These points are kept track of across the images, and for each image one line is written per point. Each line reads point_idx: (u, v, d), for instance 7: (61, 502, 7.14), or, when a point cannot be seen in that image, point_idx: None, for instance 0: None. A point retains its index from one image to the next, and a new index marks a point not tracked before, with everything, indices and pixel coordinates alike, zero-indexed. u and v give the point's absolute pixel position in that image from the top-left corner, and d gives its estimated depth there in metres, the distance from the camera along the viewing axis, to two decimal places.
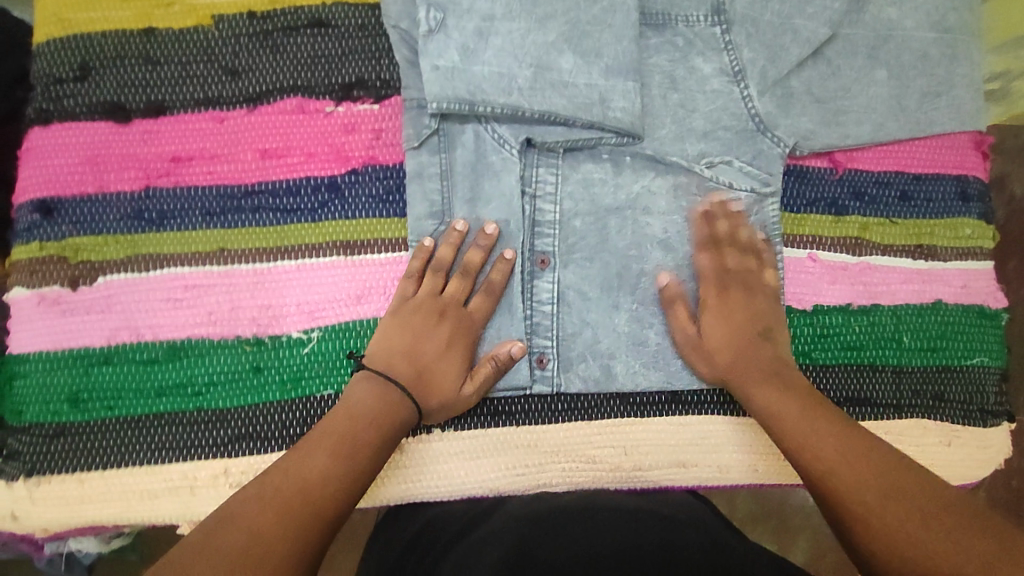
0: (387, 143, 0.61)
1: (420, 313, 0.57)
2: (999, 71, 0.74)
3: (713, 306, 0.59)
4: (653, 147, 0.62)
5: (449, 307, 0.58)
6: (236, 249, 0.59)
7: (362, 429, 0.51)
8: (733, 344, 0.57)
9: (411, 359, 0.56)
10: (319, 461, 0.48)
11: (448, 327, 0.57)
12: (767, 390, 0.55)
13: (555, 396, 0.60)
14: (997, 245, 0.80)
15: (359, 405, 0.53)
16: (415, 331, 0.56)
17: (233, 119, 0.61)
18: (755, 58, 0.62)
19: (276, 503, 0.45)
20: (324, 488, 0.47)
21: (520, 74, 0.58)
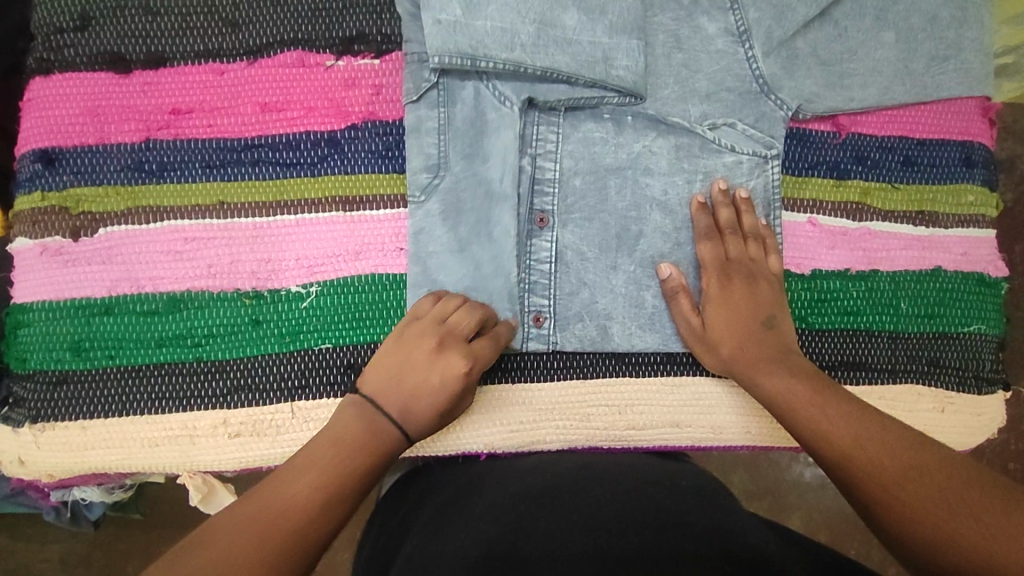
0: (387, 99, 0.61)
1: (418, 344, 0.53)
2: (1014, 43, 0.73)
3: (718, 294, 0.58)
4: (655, 108, 0.62)
5: (450, 338, 0.54)
6: (236, 202, 0.59)
7: (347, 455, 0.48)
8: (738, 332, 0.56)
9: (404, 394, 0.52)
10: (303, 486, 0.46)
11: (449, 361, 0.53)
12: (773, 377, 0.53)
13: (551, 354, 0.60)
14: (1005, 224, 0.84)
15: (348, 429, 0.50)
16: (412, 362, 0.53)
17: (233, 72, 0.60)
18: (761, 18, 0.62)
19: (255, 526, 0.43)
20: (304, 517, 0.44)
21: (524, 30, 0.58)
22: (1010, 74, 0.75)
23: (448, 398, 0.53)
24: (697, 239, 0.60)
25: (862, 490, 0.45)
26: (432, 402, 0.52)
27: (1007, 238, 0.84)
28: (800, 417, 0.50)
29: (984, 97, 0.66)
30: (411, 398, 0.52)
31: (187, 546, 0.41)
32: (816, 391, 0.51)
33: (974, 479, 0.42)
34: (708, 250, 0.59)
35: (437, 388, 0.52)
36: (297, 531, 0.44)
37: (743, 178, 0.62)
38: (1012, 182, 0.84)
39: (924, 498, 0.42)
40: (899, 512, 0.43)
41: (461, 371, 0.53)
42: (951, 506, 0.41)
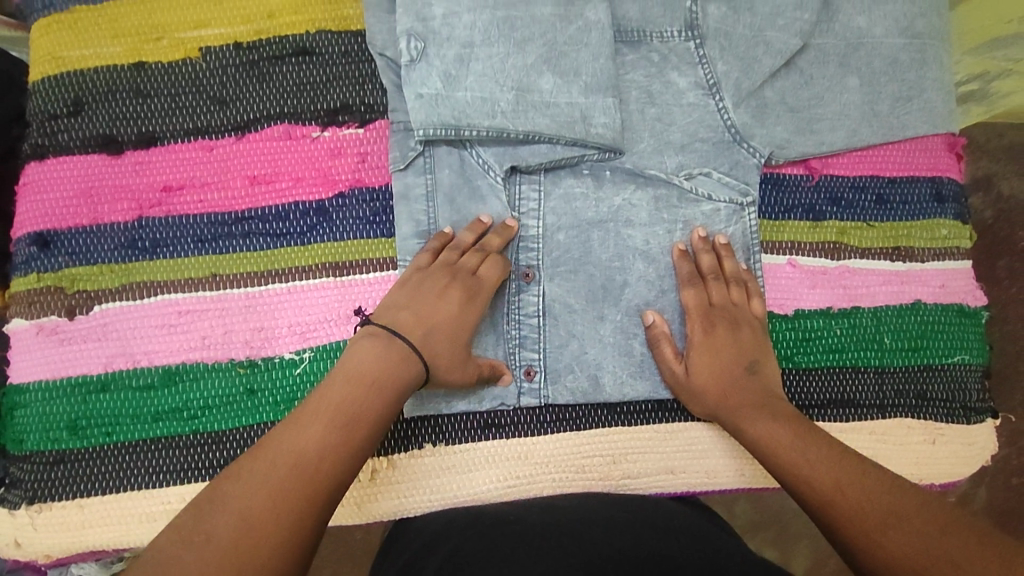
0: (373, 165, 0.63)
1: (426, 283, 0.56)
2: (977, 73, 0.78)
3: (702, 339, 0.59)
4: (633, 161, 0.64)
5: (459, 274, 0.57)
6: (228, 273, 0.61)
7: (359, 393, 0.50)
8: (720, 379, 0.57)
9: (418, 319, 0.54)
10: (315, 432, 0.47)
11: (455, 291, 0.56)
12: (757, 421, 0.55)
13: (544, 407, 0.61)
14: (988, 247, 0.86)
15: (360, 369, 0.51)
16: (427, 295, 0.55)
17: (222, 147, 0.62)
18: (729, 70, 0.66)
19: (273, 482, 0.44)
20: (319, 464, 0.46)
21: (502, 98, 0.61)
22: (977, 101, 0.79)
23: (460, 332, 0.56)
24: (680, 284, 0.61)
25: (847, 540, 0.45)
26: (447, 332, 0.55)
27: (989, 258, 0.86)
28: (785, 462, 0.51)
29: (949, 134, 0.70)
30: (428, 331, 0.54)
31: (200, 511, 0.44)
32: (799, 432, 0.53)
33: (959, 533, 0.42)
34: (692, 295, 0.60)
35: (451, 322, 0.55)
36: (314, 486, 0.45)
37: (721, 224, 0.64)
38: (988, 202, 0.87)
39: (903, 544, 0.43)
40: (880, 558, 0.43)
41: (468, 301, 0.56)
42: (929, 555, 0.42)
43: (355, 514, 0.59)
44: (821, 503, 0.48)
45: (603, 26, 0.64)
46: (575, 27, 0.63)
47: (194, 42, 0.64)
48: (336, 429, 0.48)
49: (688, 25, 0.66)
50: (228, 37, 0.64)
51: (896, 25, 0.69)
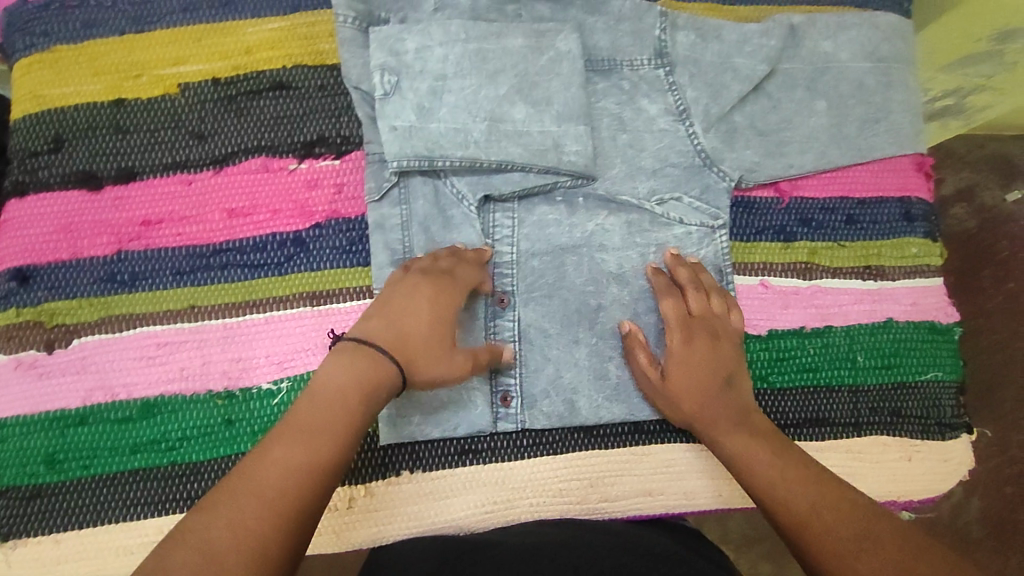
0: (349, 196, 0.64)
1: (399, 288, 0.54)
2: (951, 89, 0.83)
3: (680, 350, 0.58)
4: (605, 187, 0.65)
5: (433, 275, 0.55)
6: (207, 304, 0.62)
7: (332, 406, 0.46)
8: (700, 393, 0.57)
9: (388, 322, 0.51)
10: (284, 451, 0.44)
11: (431, 295, 0.54)
12: (736, 438, 0.55)
13: (520, 432, 0.61)
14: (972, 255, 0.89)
15: (331, 383, 0.47)
16: (398, 300, 0.53)
17: (201, 181, 0.64)
18: (698, 96, 0.67)
19: (243, 508, 0.41)
20: (289, 482, 0.43)
21: (475, 128, 0.62)
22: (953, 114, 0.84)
23: (439, 333, 0.53)
24: (659, 296, 0.62)
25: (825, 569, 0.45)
26: (427, 338, 0.52)
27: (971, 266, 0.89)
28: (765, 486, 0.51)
29: (916, 154, 0.71)
30: (406, 337, 0.51)
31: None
32: (777, 453, 0.53)
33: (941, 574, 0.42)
34: (671, 307, 0.60)
35: (426, 320, 0.52)
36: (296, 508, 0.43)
37: (693, 247, 0.65)
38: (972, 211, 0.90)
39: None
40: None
41: (443, 298, 0.54)
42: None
43: (334, 543, 0.59)
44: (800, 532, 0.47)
45: (574, 56, 0.66)
46: (546, 58, 0.65)
47: (173, 78, 0.65)
48: (307, 444, 0.45)
49: (657, 53, 0.68)
50: (206, 73, 0.65)
51: (862, 50, 0.71)
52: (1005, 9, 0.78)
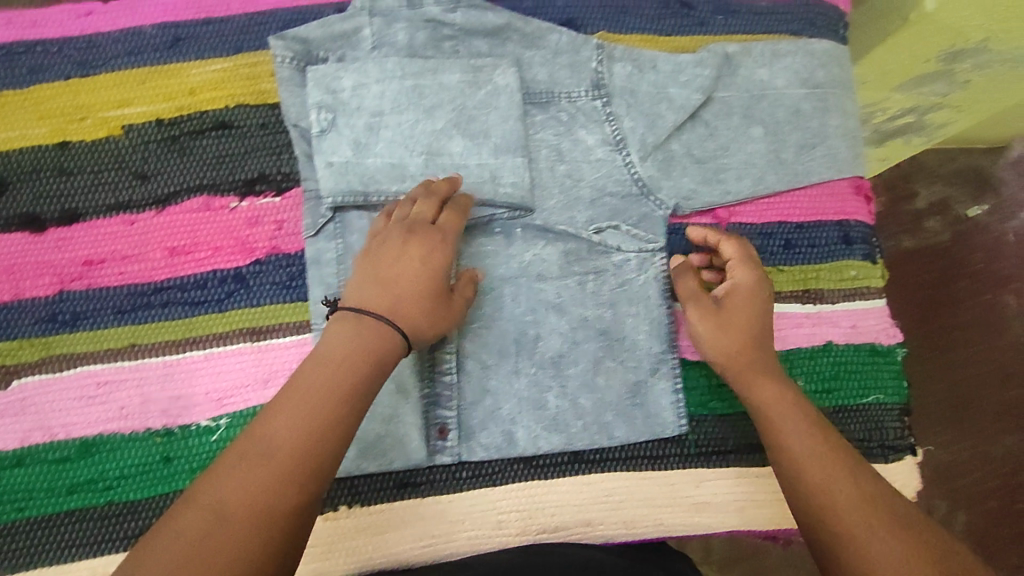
0: (289, 232, 0.65)
1: (388, 244, 0.56)
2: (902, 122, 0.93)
3: (750, 284, 0.60)
4: (543, 218, 0.66)
5: (417, 226, 0.57)
6: (147, 342, 0.62)
7: (341, 375, 0.48)
8: (739, 337, 0.59)
9: (376, 280, 0.54)
10: (299, 418, 0.46)
11: (418, 253, 0.56)
12: (763, 382, 0.57)
13: (459, 463, 0.62)
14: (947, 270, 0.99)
15: (334, 351, 0.49)
16: (385, 260, 0.55)
17: (142, 221, 0.64)
18: (634, 126, 0.68)
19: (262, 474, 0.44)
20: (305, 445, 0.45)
21: (412, 162, 0.64)
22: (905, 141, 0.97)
23: (432, 288, 0.55)
24: (720, 239, 0.63)
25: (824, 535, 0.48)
26: (417, 297, 0.54)
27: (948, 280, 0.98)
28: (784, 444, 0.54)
29: (854, 177, 0.71)
30: (398, 295, 0.53)
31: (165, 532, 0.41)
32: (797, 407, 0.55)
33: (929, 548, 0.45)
34: (739, 247, 0.62)
35: (419, 273, 0.55)
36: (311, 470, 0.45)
37: (632, 274, 0.66)
38: (947, 223, 0.99)
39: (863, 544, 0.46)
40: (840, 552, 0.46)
41: (432, 249, 0.56)
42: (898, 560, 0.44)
43: None
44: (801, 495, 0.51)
45: (511, 89, 0.67)
46: (483, 92, 0.66)
47: (116, 120, 0.66)
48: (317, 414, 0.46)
49: (594, 84, 0.68)
50: (149, 114, 0.66)
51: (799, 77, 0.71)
52: (943, 35, 0.77)
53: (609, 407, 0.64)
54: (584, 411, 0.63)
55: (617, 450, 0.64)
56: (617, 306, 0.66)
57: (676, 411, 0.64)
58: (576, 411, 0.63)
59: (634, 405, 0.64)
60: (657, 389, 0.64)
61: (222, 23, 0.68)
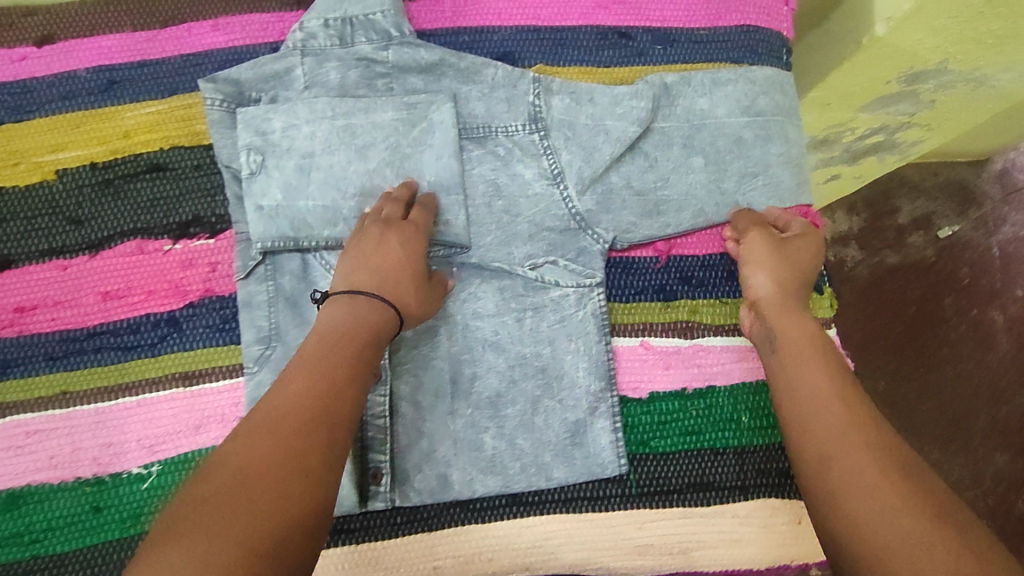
0: (223, 274, 0.64)
1: (367, 239, 0.60)
2: (877, 129, 0.94)
3: (796, 245, 0.66)
4: (479, 255, 0.65)
5: (393, 222, 0.60)
6: (78, 389, 0.62)
7: (338, 344, 0.53)
8: (785, 287, 0.63)
9: (365, 269, 0.58)
10: (301, 384, 0.49)
11: (398, 240, 0.60)
12: (795, 318, 0.60)
13: (394, 508, 0.61)
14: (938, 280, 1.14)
15: (333, 322, 0.55)
16: (366, 250, 0.59)
17: (75, 266, 0.64)
18: (571, 160, 0.67)
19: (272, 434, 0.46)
20: (306, 407, 0.48)
21: (345, 206, 0.63)
22: (882, 149, 1.00)
23: (414, 271, 0.60)
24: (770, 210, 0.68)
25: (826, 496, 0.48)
26: (404, 276, 0.59)
27: (937, 294, 1.13)
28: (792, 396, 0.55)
29: (801, 206, 0.71)
30: (386, 279, 0.58)
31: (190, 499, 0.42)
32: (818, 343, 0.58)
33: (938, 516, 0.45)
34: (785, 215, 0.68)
35: (398, 256, 0.59)
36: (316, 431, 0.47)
37: (571, 310, 0.65)
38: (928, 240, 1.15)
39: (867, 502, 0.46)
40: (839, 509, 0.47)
41: (408, 238, 0.60)
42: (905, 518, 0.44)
43: None
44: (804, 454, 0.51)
45: (446, 125, 0.66)
46: (418, 129, 0.65)
47: (51, 165, 0.65)
48: (320, 380, 0.50)
49: (531, 118, 0.68)
50: (83, 158, 0.66)
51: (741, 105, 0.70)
52: (900, 56, 0.77)
53: (548, 448, 0.63)
54: (522, 452, 0.63)
55: (557, 492, 0.63)
56: (556, 343, 0.65)
57: (616, 451, 0.63)
58: (513, 452, 0.63)
59: (573, 444, 0.63)
60: (597, 428, 0.64)
61: (156, 64, 0.67)
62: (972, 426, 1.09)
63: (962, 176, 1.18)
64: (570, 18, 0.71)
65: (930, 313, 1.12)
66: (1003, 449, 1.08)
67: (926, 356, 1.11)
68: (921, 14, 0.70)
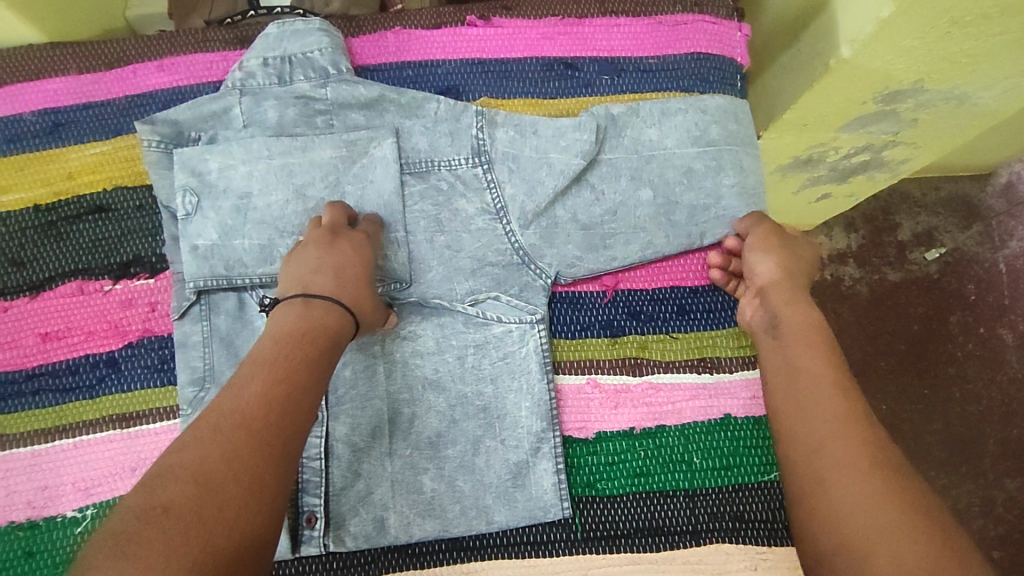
0: (162, 314, 0.64)
1: (314, 244, 0.57)
2: (866, 146, 0.90)
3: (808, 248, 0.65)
4: (419, 292, 0.64)
5: (340, 231, 0.59)
6: (15, 433, 0.61)
7: (293, 346, 0.50)
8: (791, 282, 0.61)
9: (318, 272, 0.55)
10: (257, 387, 0.47)
11: (348, 247, 0.58)
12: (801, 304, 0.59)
13: (329, 554, 0.60)
14: (936, 298, 1.10)
15: (287, 328, 0.51)
16: (314, 255, 0.56)
17: (17, 307, 0.64)
18: (514, 194, 0.66)
19: (229, 444, 0.43)
20: (267, 413, 0.46)
21: (280, 244, 0.62)
22: (873, 166, 0.95)
23: (368, 274, 0.58)
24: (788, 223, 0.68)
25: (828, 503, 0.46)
26: (360, 280, 0.57)
27: (940, 314, 1.09)
28: (782, 388, 0.55)
29: None
30: (343, 284, 0.55)
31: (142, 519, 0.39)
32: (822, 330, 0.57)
33: (934, 495, 0.45)
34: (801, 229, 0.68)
35: (354, 259, 0.57)
36: (276, 439, 0.45)
37: (513, 346, 0.64)
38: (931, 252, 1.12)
39: (872, 505, 0.44)
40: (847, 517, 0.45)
41: (359, 243, 0.59)
42: (910, 516, 0.43)
43: None
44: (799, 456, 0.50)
45: (387, 160, 0.65)
46: (358, 165, 0.65)
47: None
48: (281, 384, 0.48)
49: (474, 151, 0.66)
50: (27, 201, 0.66)
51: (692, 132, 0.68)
52: (872, 77, 0.73)
53: (489, 490, 0.61)
54: (462, 494, 0.61)
55: (498, 536, 0.61)
56: (498, 381, 0.63)
57: (558, 494, 0.61)
58: (452, 495, 0.61)
59: (515, 487, 0.61)
60: (540, 469, 0.62)
61: (102, 106, 0.68)
62: (983, 448, 1.04)
63: (964, 192, 1.15)
64: (515, 51, 0.71)
65: (936, 331, 1.09)
66: (1012, 476, 1.03)
67: (928, 374, 1.07)
68: (886, 36, 0.66)
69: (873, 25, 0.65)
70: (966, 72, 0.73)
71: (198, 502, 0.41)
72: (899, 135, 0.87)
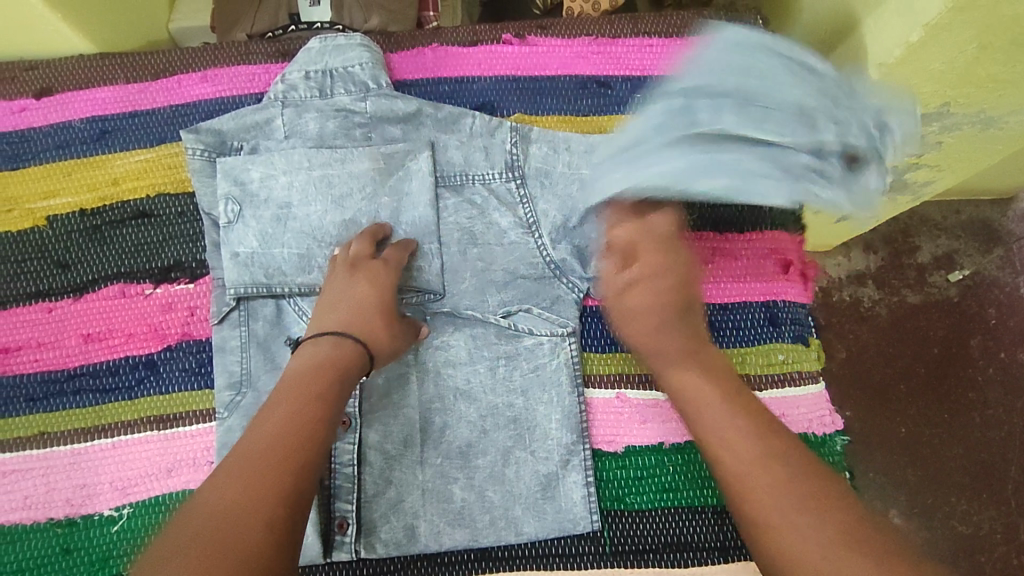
0: (200, 318, 0.65)
1: (335, 280, 0.61)
2: (889, 168, 0.90)
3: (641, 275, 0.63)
4: (452, 303, 0.65)
5: (362, 261, 0.61)
6: (55, 431, 0.63)
7: (309, 376, 0.53)
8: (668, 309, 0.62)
9: (336, 309, 0.59)
10: (278, 414, 0.50)
11: (367, 279, 0.60)
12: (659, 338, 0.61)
13: (360, 560, 0.61)
14: (957, 321, 1.10)
15: (305, 364, 0.54)
16: (334, 291, 0.60)
17: (60, 308, 0.66)
18: (547, 210, 0.67)
19: (257, 465, 0.46)
20: (290, 437, 0.48)
21: (319, 254, 0.64)
22: (896, 187, 0.96)
23: (387, 303, 0.60)
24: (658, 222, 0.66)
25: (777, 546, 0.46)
26: (378, 312, 0.59)
27: (961, 337, 1.09)
28: (716, 422, 0.53)
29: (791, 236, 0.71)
30: (358, 318, 0.58)
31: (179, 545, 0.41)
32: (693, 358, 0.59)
33: None
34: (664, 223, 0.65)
35: (368, 291, 0.60)
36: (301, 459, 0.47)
37: (544, 359, 0.65)
38: (949, 276, 1.12)
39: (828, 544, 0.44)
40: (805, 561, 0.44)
41: (381, 271, 0.61)
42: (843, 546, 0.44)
43: None
44: (739, 478, 0.50)
45: (423, 173, 0.66)
46: (395, 177, 0.66)
47: (42, 211, 0.68)
48: (300, 409, 0.50)
49: (508, 166, 0.68)
50: (73, 205, 0.68)
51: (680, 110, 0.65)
52: None
53: (519, 501, 0.62)
54: (491, 504, 0.61)
55: (527, 547, 0.62)
56: (529, 393, 0.64)
57: (588, 506, 0.62)
58: (482, 505, 0.61)
59: (544, 498, 0.62)
60: (569, 482, 0.62)
61: (148, 115, 0.70)
62: (1006, 474, 1.03)
63: (985, 215, 1.15)
64: (549, 68, 0.73)
65: (957, 355, 1.09)
66: None
67: (949, 398, 1.07)
68: (913, 60, 0.67)
69: (901, 50, 0.66)
70: (992, 98, 0.74)
71: (230, 518, 0.43)
72: (923, 159, 0.87)
